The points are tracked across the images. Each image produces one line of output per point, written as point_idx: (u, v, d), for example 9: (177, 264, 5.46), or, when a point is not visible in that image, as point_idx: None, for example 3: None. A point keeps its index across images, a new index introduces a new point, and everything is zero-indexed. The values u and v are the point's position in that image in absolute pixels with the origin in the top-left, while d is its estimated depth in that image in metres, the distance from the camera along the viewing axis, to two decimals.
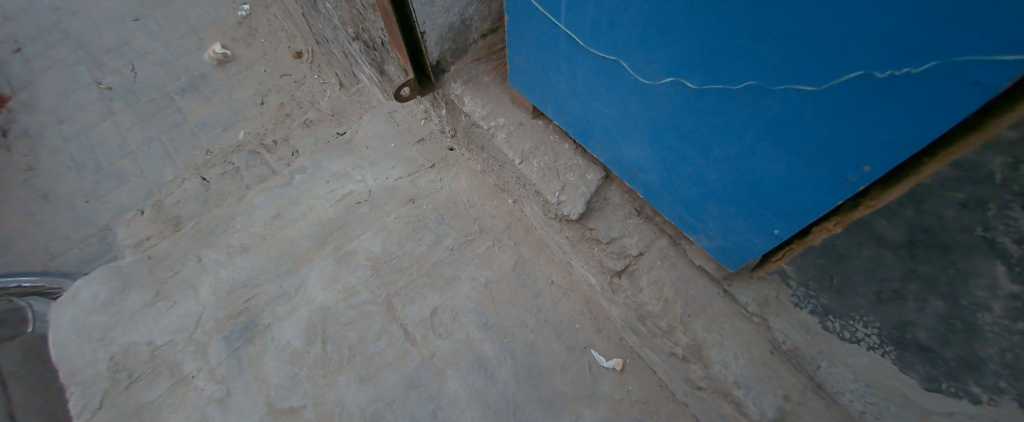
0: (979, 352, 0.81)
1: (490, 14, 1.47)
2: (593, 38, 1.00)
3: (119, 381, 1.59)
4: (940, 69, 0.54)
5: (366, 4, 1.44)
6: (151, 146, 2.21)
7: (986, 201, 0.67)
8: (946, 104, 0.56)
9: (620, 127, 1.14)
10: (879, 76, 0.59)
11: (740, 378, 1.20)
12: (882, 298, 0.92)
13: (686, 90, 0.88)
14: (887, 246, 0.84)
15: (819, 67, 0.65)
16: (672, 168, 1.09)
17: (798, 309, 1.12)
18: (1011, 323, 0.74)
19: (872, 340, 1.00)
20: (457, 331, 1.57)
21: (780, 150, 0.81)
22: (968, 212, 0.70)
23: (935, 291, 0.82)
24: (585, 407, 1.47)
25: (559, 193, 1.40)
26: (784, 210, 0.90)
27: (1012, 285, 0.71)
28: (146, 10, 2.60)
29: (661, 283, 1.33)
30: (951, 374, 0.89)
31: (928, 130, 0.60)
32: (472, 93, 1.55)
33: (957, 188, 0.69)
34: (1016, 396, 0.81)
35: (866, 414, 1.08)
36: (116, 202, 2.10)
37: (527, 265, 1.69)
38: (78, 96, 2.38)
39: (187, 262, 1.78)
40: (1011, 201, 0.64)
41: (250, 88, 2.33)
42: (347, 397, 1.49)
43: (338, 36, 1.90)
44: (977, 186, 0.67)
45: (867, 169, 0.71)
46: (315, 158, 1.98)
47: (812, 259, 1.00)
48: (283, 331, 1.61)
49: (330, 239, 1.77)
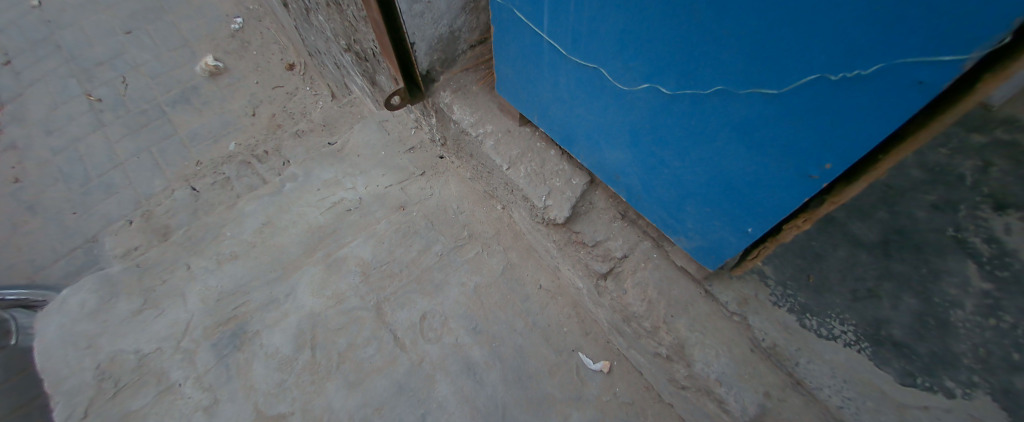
0: (954, 348, 0.85)
1: (478, 26, 1.51)
2: (574, 47, 1.04)
3: (106, 390, 1.58)
4: (885, 71, 0.58)
5: (357, 16, 1.48)
6: (141, 158, 2.22)
7: (956, 203, 0.71)
8: (893, 105, 0.61)
9: (602, 133, 1.18)
10: (834, 77, 0.63)
11: (722, 376, 1.22)
12: (859, 296, 0.95)
13: (661, 95, 0.93)
14: (862, 246, 0.88)
15: (780, 72, 0.69)
16: (651, 171, 1.13)
17: (776, 308, 1.15)
18: (984, 319, 0.77)
19: (848, 337, 1.03)
20: (447, 336, 1.59)
21: (749, 150, 0.85)
22: (940, 212, 0.74)
23: (908, 289, 0.85)
24: (573, 409, 1.48)
25: (546, 198, 1.44)
26: (756, 208, 0.94)
27: (984, 282, 0.74)
28: (138, 23, 2.62)
29: (645, 284, 1.36)
30: (927, 369, 0.92)
31: (879, 129, 0.64)
32: (460, 102, 1.59)
33: (930, 190, 0.73)
34: (989, 389, 0.84)
35: (843, 408, 1.12)
36: (104, 213, 2.10)
37: (516, 270, 1.72)
38: (68, 107, 2.38)
39: (177, 270, 1.78)
40: (982, 202, 0.68)
41: (242, 100, 2.35)
42: (336, 402, 1.50)
43: (330, 48, 1.93)
44: (947, 188, 0.70)
45: (829, 166, 0.74)
46: (306, 166, 2.00)
47: (790, 259, 1.04)
48: (272, 338, 1.61)
49: (321, 246, 1.78)
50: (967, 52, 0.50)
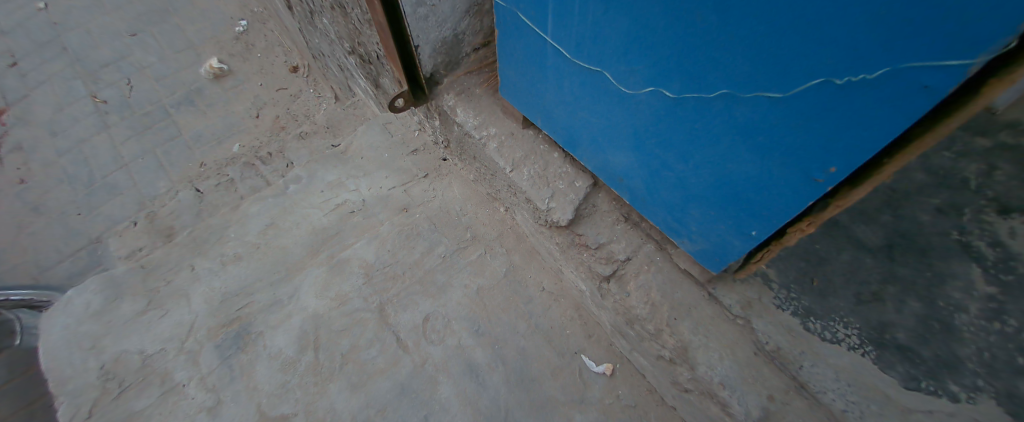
0: (958, 352, 0.85)
1: (482, 29, 1.52)
2: (578, 50, 1.04)
3: (110, 390, 1.58)
4: (890, 75, 0.58)
5: (362, 19, 1.48)
6: (146, 159, 2.23)
7: (960, 206, 0.71)
8: (899, 109, 0.61)
9: (606, 136, 1.18)
10: (839, 81, 0.64)
11: (725, 379, 1.21)
12: (863, 300, 0.95)
13: (665, 98, 0.93)
14: (866, 249, 0.88)
15: (785, 75, 0.69)
16: (655, 174, 1.13)
17: (780, 311, 1.16)
18: (989, 323, 0.77)
19: (852, 341, 1.03)
20: (449, 337, 1.59)
21: (753, 153, 0.85)
22: (944, 216, 0.74)
23: (912, 293, 0.85)
24: (576, 411, 1.48)
25: (549, 200, 1.44)
26: (760, 212, 0.94)
27: (988, 286, 0.74)
28: (144, 25, 2.64)
29: (649, 286, 1.36)
30: (931, 373, 0.92)
31: (883, 132, 0.64)
32: (464, 105, 1.60)
33: (933, 194, 0.73)
34: (994, 393, 0.84)
35: (847, 412, 1.11)
36: (108, 214, 2.11)
37: (518, 272, 1.72)
38: (73, 109, 2.40)
39: (182, 271, 1.79)
40: (987, 206, 0.68)
41: (247, 102, 2.37)
42: (339, 404, 1.50)
43: (335, 51, 1.94)
44: (951, 192, 0.71)
45: (833, 170, 0.75)
46: (310, 168, 2.00)
47: (794, 262, 1.04)
48: (276, 339, 1.61)
49: (325, 247, 1.78)
50: (972, 58, 0.50)
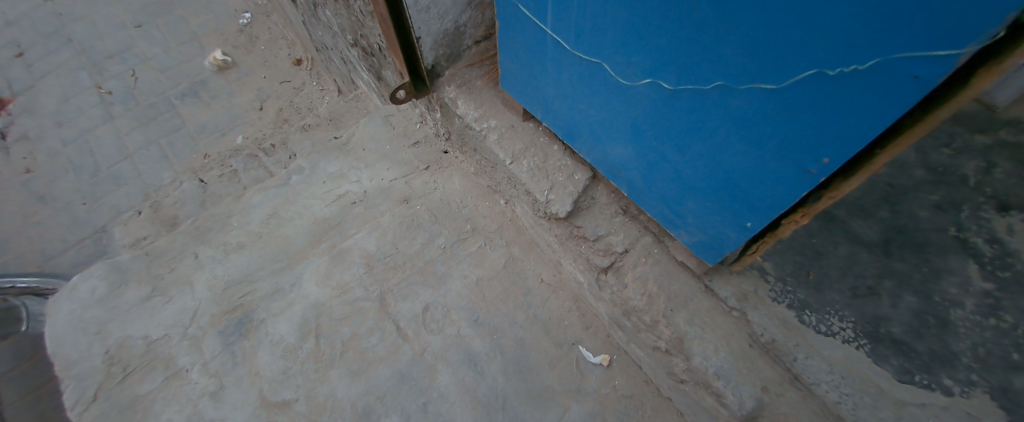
0: (951, 346, 1.00)
1: (483, 22, 1.53)
2: (577, 41, 1.04)
3: (115, 375, 1.61)
4: (882, 65, 0.59)
5: (364, 11, 1.49)
6: (150, 150, 2.25)
7: (963, 204, 1.15)
8: (890, 100, 0.61)
9: (605, 128, 1.19)
10: (832, 73, 0.64)
11: (720, 370, 1.19)
12: (858, 294, 1.11)
13: (662, 90, 0.94)
14: (863, 244, 1.15)
15: (779, 67, 0.70)
16: (652, 166, 1.14)
17: (776, 304, 1.19)
18: (983, 318, 1.00)
19: (847, 334, 1.10)
20: (448, 327, 1.61)
21: (748, 145, 0.86)
22: (941, 213, 1.15)
23: (908, 288, 1.07)
24: (573, 401, 1.49)
25: (548, 192, 1.45)
26: (755, 203, 0.95)
27: (985, 282, 1.03)
28: (148, 17, 2.65)
29: (645, 278, 1.35)
30: (926, 367, 1.02)
31: (875, 123, 0.65)
32: (465, 97, 1.60)
33: (931, 191, 1.20)
34: (987, 388, 0.96)
35: (841, 404, 1.09)
36: (113, 204, 2.14)
37: (517, 264, 1.73)
38: (79, 99, 2.42)
39: (185, 259, 1.81)
40: (983, 204, 1.14)
41: (250, 94, 2.38)
42: (340, 390, 1.52)
43: (337, 43, 1.95)
44: (952, 191, 1.18)
45: (826, 161, 0.75)
46: (312, 159, 2.01)
47: (791, 256, 1.20)
48: (277, 326, 1.63)
49: (326, 237, 1.80)
50: (962, 47, 0.50)
